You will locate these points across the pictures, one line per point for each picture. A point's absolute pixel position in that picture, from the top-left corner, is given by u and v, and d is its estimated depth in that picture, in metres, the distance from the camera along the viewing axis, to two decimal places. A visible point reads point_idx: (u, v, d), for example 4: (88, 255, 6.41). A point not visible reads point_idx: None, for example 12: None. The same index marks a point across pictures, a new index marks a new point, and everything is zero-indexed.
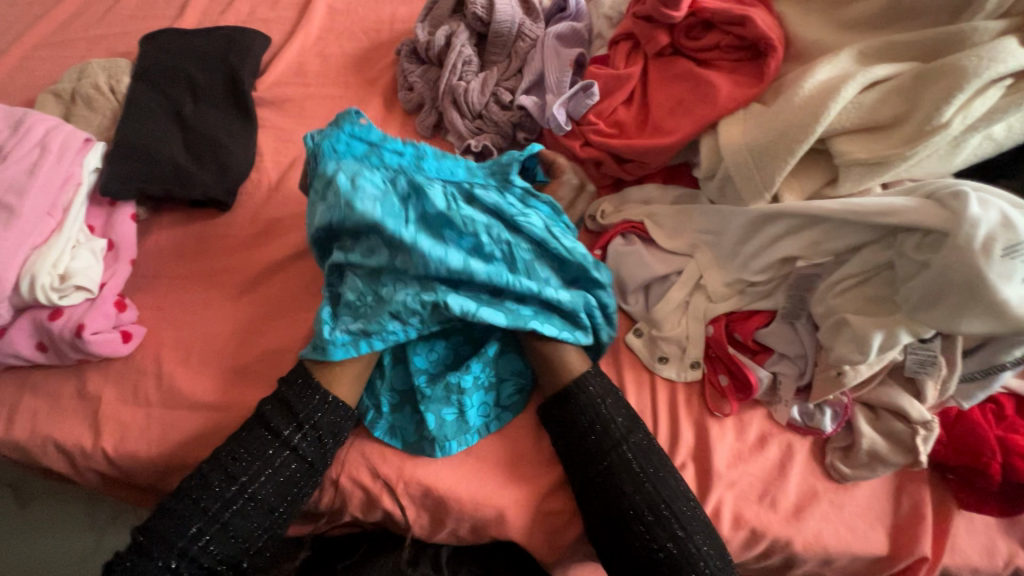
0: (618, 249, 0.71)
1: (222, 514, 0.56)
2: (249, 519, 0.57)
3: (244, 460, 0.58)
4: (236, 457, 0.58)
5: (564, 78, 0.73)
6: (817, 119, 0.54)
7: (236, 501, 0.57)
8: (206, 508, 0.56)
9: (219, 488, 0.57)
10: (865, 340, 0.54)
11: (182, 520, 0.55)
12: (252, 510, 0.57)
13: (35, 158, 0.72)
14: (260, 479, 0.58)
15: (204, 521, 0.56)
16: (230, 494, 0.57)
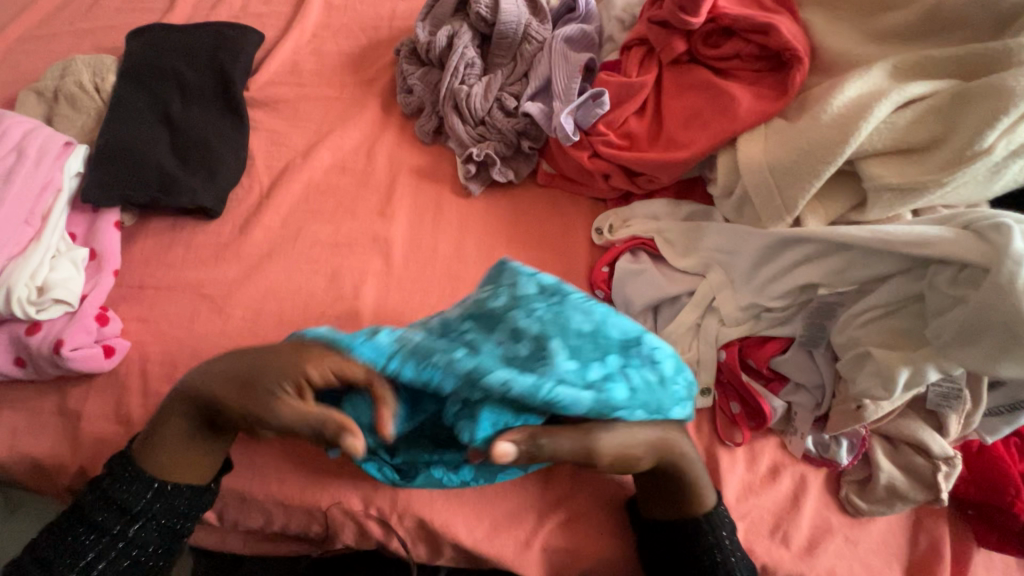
0: (627, 268, 0.67)
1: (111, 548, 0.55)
2: (138, 556, 0.57)
3: (133, 495, 0.57)
4: (123, 489, 0.56)
5: (572, 84, 0.69)
6: (847, 139, 0.50)
7: (126, 539, 0.56)
8: (99, 546, 0.55)
9: (106, 522, 0.56)
10: (891, 376, 0.51)
11: (71, 556, 0.54)
12: (137, 550, 0.57)
13: (12, 163, 0.68)
14: (153, 517, 0.57)
15: (93, 555, 0.55)
16: (115, 531, 0.55)
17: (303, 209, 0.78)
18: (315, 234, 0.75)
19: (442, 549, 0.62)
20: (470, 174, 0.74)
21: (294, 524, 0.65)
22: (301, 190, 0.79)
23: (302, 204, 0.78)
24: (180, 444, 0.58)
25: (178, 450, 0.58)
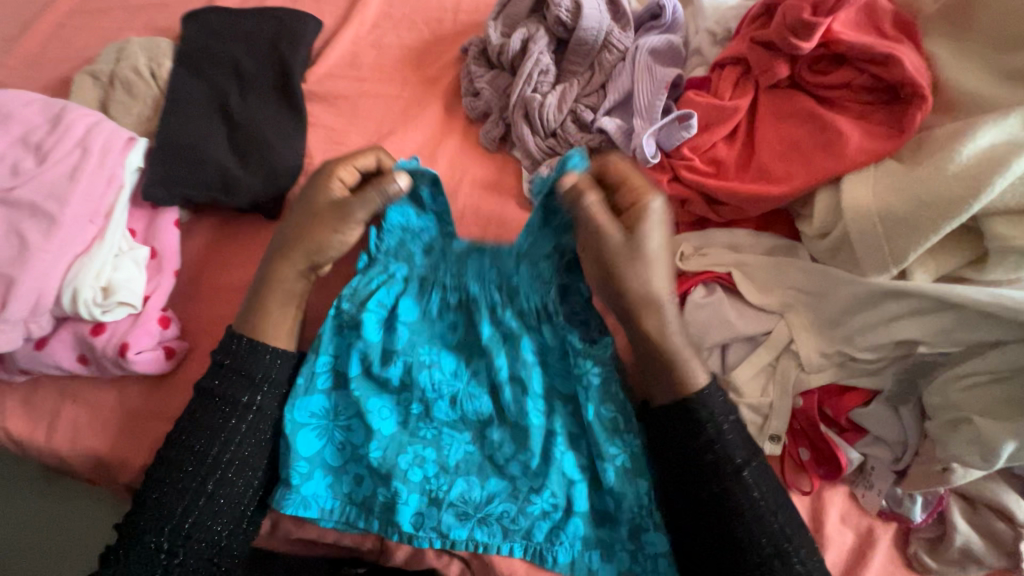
0: (697, 301, 0.65)
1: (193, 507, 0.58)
2: (227, 499, 0.60)
3: (245, 403, 0.62)
4: (173, 472, 0.59)
5: (656, 101, 0.64)
6: (975, 195, 0.46)
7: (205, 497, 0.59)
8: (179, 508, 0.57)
9: (205, 449, 0.60)
10: (994, 448, 0.48)
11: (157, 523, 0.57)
12: (244, 463, 0.61)
13: (76, 160, 0.66)
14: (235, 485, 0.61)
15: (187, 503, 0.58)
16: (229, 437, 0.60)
17: None
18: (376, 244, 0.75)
19: None
20: None
21: (348, 537, 0.65)
22: None
23: None
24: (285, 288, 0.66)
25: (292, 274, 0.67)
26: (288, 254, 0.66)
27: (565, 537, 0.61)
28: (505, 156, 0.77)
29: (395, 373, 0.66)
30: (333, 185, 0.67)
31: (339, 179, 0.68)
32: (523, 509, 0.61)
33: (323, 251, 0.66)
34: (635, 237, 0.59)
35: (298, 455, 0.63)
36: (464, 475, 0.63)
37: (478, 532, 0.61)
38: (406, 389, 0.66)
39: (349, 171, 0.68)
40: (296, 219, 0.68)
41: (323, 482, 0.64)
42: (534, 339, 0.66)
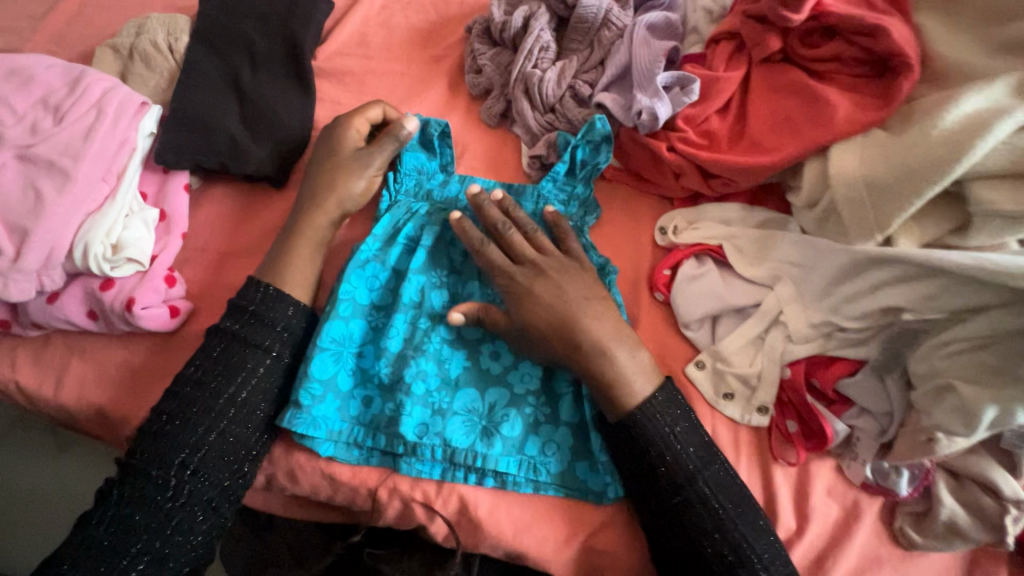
0: (688, 274, 0.67)
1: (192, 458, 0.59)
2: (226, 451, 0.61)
3: (263, 342, 0.65)
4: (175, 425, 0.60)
5: (655, 68, 0.65)
6: (959, 158, 0.47)
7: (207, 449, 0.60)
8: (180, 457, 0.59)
9: (209, 402, 0.61)
10: (975, 415, 0.49)
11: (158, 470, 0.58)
12: (249, 415, 0.63)
13: (91, 122, 0.69)
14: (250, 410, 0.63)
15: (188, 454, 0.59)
16: (231, 393, 0.62)
17: None
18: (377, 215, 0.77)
19: (476, 538, 0.63)
20: (535, 170, 0.73)
21: (339, 495, 0.66)
22: None
23: None
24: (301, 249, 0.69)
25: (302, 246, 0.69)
26: (314, 206, 0.70)
27: (554, 446, 0.63)
28: (505, 133, 0.79)
29: (408, 295, 0.68)
30: (349, 135, 0.73)
31: (354, 129, 0.73)
32: (521, 418, 0.64)
33: (348, 198, 0.71)
34: (533, 284, 0.63)
35: (312, 377, 0.65)
36: (464, 387, 0.65)
37: (479, 444, 0.63)
38: (416, 308, 0.68)
39: (361, 122, 0.74)
40: (316, 175, 0.72)
41: (332, 404, 0.65)
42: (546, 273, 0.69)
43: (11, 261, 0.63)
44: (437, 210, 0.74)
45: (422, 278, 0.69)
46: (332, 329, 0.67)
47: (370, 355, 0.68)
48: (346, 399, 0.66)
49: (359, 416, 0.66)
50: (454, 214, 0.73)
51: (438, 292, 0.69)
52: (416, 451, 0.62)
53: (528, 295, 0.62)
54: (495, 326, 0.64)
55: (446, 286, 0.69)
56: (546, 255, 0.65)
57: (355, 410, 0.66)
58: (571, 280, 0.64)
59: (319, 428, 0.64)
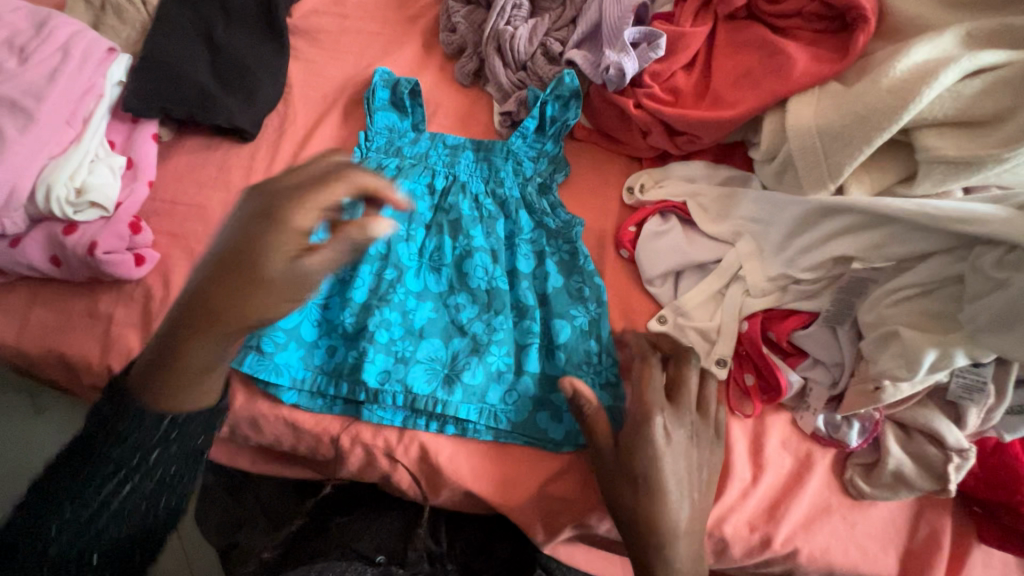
0: (653, 229, 0.67)
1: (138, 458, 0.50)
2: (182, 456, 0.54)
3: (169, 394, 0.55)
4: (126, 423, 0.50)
5: (623, 25, 0.65)
6: (905, 105, 0.48)
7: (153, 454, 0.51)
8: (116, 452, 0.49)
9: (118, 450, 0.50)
10: (917, 358, 0.50)
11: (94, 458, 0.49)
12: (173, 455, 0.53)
13: (56, 64, 0.68)
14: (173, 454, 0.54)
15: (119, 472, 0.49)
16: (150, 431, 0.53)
17: (340, 143, 0.79)
18: None
19: (439, 485, 0.64)
20: (506, 129, 0.74)
21: (302, 445, 0.66)
22: (338, 124, 0.80)
23: (338, 138, 0.79)
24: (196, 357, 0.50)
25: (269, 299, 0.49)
26: (200, 326, 0.49)
27: (516, 396, 0.63)
28: (479, 93, 0.80)
29: (375, 246, 0.68)
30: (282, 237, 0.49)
31: (316, 202, 0.50)
32: (485, 369, 0.63)
33: (297, 290, 0.50)
34: (669, 440, 0.56)
35: (278, 325, 0.65)
36: (429, 337, 0.65)
37: (439, 391, 0.63)
38: (381, 260, 0.68)
39: (309, 214, 0.50)
40: (217, 285, 0.49)
41: (295, 352, 0.65)
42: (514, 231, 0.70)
43: None
44: (407, 164, 0.74)
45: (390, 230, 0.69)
46: None
47: (336, 306, 0.68)
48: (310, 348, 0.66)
49: (322, 366, 0.65)
50: (424, 171, 0.74)
51: (406, 244, 0.69)
52: (376, 398, 0.62)
53: (643, 448, 0.55)
54: (594, 443, 0.57)
55: (413, 239, 0.70)
56: (678, 405, 0.58)
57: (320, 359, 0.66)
58: (681, 431, 0.58)
59: (283, 375, 0.64)
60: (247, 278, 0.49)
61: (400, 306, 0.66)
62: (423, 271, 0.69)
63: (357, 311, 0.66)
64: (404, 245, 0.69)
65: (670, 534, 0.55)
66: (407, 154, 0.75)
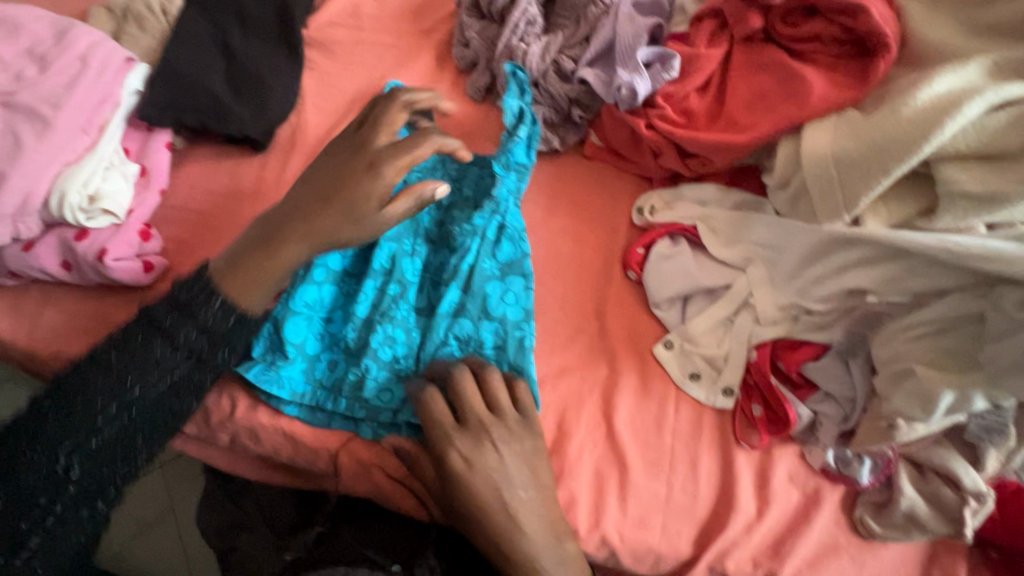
0: (662, 252, 0.66)
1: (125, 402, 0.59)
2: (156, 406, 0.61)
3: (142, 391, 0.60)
4: (204, 311, 0.61)
5: (636, 44, 0.64)
6: (927, 136, 0.46)
7: (139, 395, 0.60)
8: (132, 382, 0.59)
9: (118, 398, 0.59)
10: (932, 399, 0.49)
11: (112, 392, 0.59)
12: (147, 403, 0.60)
13: (75, 72, 0.69)
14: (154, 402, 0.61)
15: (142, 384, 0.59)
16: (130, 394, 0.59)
17: None
18: None
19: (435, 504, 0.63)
20: None
21: (300, 458, 0.66)
22: None
23: None
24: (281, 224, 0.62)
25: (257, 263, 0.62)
26: (292, 231, 0.62)
27: None
28: (490, 108, 0.79)
29: (379, 260, 0.68)
30: (379, 131, 0.64)
31: (386, 126, 0.65)
32: None
33: (351, 209, 0.61)
34: (470, 463, 0.56)
35: (286, 340, 0.65)
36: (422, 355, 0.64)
37: None
38: (385, 274, 0.68)
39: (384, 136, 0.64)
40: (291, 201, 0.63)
41: (299, 365, 0.65)
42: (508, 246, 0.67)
43: None
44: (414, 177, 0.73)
45: (396, 245, 0.69)
46: (305, 292, 0.67)
47: (340, 320, 0.68)
48: (313, 361, 0.66)
49: (324, 379, 0.65)
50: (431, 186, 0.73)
51: (411, 260, 0.69)
52: (376, 415, 0.63)
53: (450, 482, 0.56)
54: (422, 473, 0.60)
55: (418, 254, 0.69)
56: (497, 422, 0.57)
57: (320, 373, 0.66)
58: (511, 448, 0.57)
59: (286, 388, 0.64)
60: (324, 199, 0.62)
61: (402, 322, 0.66)
62: (428, 288, 0.68)
63: (358, 326, 0.66)
64: (410, 261, 0.69)
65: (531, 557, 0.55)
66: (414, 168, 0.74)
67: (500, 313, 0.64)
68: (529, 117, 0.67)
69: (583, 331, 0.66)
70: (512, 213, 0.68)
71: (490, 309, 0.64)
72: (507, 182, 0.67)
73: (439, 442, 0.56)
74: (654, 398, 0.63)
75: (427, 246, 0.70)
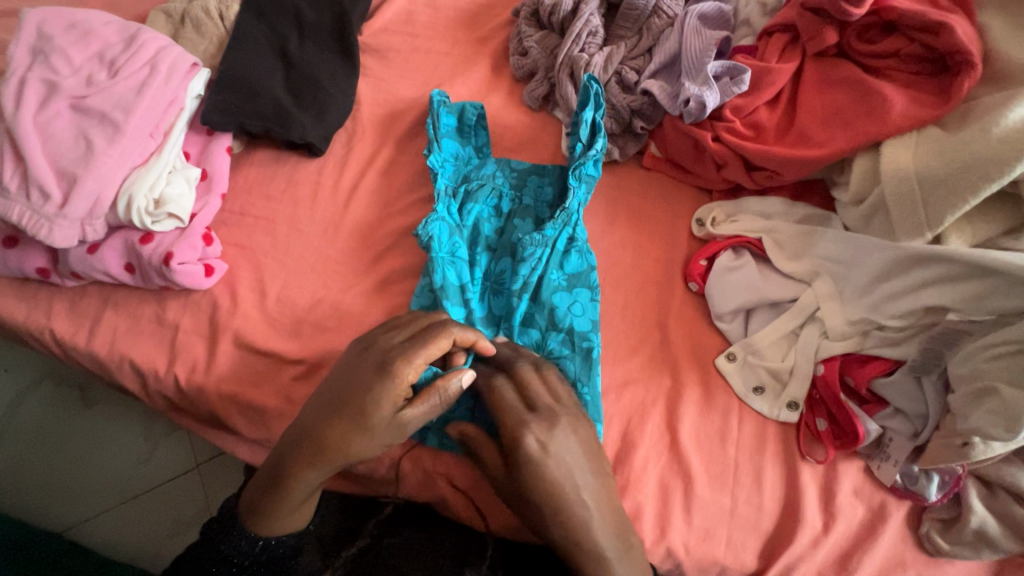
0: (725, 265, 0.66)
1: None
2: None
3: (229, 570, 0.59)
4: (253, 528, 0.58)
5: (705, 57, 0.65)
6: (1019, 157, 0.47)
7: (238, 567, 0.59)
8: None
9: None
10: (1019, 419, 0.48)
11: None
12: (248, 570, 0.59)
13: (144, 77, 0.70)
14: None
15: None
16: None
17: (405, 162, 0.79)
18: (413, 190, 0.77)
19: None
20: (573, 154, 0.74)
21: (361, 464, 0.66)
22: (406, 142, 0.80)
23: (405, 155, 0.79)
24: (291, 501, 0.58)
25: (297, 502, 0.58)
26: (312, 461, 0.55)
27: None
28: (546, 117, 0.79)
29: (454, 278, 0.67)
30: (394, 389, 0.55)
31: (404, 379, 0.56)
32: None
33: (389, 433, 0.56)
34: (546, 449, 0.53)
35: None
36: None
37: None
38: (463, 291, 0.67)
39: (416, 370, 0.56)
40: (332, 427, 0.55)
41: None
42: (573, 259, 0.67)
43: (58, 207, 0.64)
44: (473, 188, 0.73)
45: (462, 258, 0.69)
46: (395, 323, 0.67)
47: None
48: None
49: None
50: (490, 194, 0.73)
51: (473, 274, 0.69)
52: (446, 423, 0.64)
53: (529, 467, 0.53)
54: (487, 456, 0.57)
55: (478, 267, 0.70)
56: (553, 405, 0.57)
57: None
58: (578, 432, 0.56)
59: None
60: (337, 407, 0.56)
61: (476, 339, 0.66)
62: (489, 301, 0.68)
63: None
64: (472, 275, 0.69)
65: (595, 548, 0.52)
66: (474, 178, 0.74)
67: (568, 324, 0.65)
68: (602, 130, 0.69)
69: (646, 342, 0.66)
70: (580, 227, 0.69)
71: (557, 320, 0.65)
72: (578, 194, 0.68)
73: (513, 428, 0.54)
74: (718, 410, 0.63)
75: (488, 257, 0.71)
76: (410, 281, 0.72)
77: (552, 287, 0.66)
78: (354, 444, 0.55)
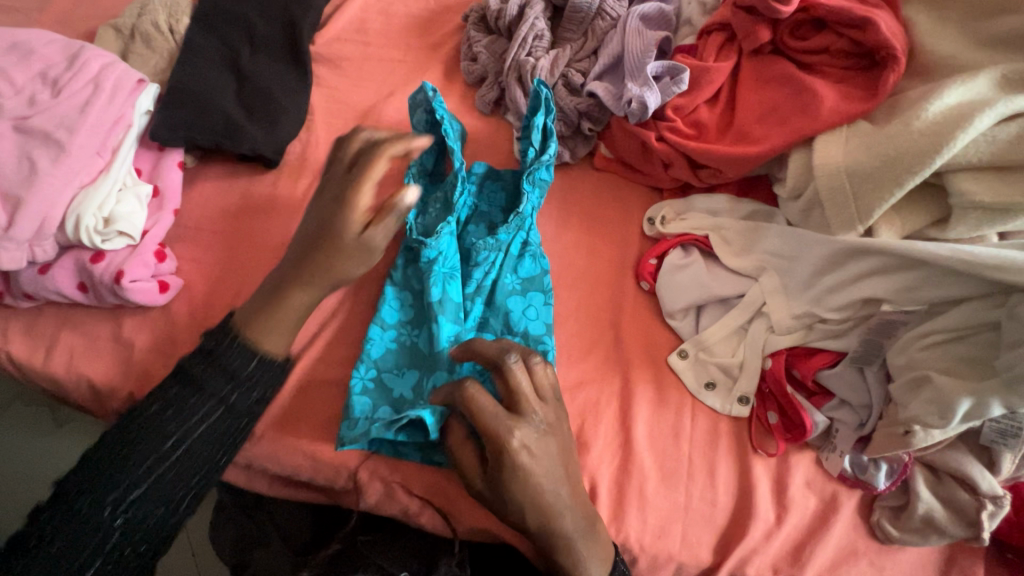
0: (675, 263, 0.67)
1: (178, 449, 0.53)
2: (231, 422, 0.56)
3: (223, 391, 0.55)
4: (286, 312, 0.58)
5: (646, 58, 0.65)
6: (939, 150, 0.48)
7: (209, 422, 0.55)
8: (185, 420, 0.54)
9: (173, 430, 0.53)
10: (951, 405, 0.49)
11: (162, 433, 0.53)
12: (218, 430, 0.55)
13: (88, 95, 0.70)
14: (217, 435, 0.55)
15: (196, 420, 0.54)
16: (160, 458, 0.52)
17: None
18: None
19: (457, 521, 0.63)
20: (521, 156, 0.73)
21: (321, 476, 0.66)
22: None
23: None
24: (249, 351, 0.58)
25: (256, 323, 0.58)
26: (290, 281, 0.59)
27: None
28: (499, 121, 0.80)
29: (441, 292, 0.64)
30: (363, 191, 0.58)
31: (372, 178, 0.58)
32: None
33: (360, 247, 0.58)
34: (530, 452, 0.52)
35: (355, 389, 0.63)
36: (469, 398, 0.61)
37: None
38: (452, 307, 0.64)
39: (375, 168, 0.59)
40: (287, 280, 0.59)
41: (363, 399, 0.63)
42: (525, 264, 0.67)
43: (4, 229, 0.64)
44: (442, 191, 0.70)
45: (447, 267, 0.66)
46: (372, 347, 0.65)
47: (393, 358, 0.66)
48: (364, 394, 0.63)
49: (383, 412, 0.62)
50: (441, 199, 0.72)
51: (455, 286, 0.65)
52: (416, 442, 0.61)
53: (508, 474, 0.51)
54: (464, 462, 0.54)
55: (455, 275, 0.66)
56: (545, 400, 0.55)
57: (359, 411, 0.62)
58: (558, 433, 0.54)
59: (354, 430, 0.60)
60: (298, 257, 0.58)
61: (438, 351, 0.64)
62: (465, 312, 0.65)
63: (413, 366, 0.65)
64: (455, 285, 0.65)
65: (563, 535, 0.53)
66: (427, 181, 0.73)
67: (522, 328, 0.64)
68: (552, 135, 0.68)
69: (599, 342, 0.67)
70: (534, 232, 0.70)
71: (512, 324, 0.65)
72: (532, 199, 0.68)
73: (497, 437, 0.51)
74: (672, 407, 0.64)
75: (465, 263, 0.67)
76: (364, 290, 0.71)
77: (506, 292, 0.66)
78: (335, 265, 0.58)
